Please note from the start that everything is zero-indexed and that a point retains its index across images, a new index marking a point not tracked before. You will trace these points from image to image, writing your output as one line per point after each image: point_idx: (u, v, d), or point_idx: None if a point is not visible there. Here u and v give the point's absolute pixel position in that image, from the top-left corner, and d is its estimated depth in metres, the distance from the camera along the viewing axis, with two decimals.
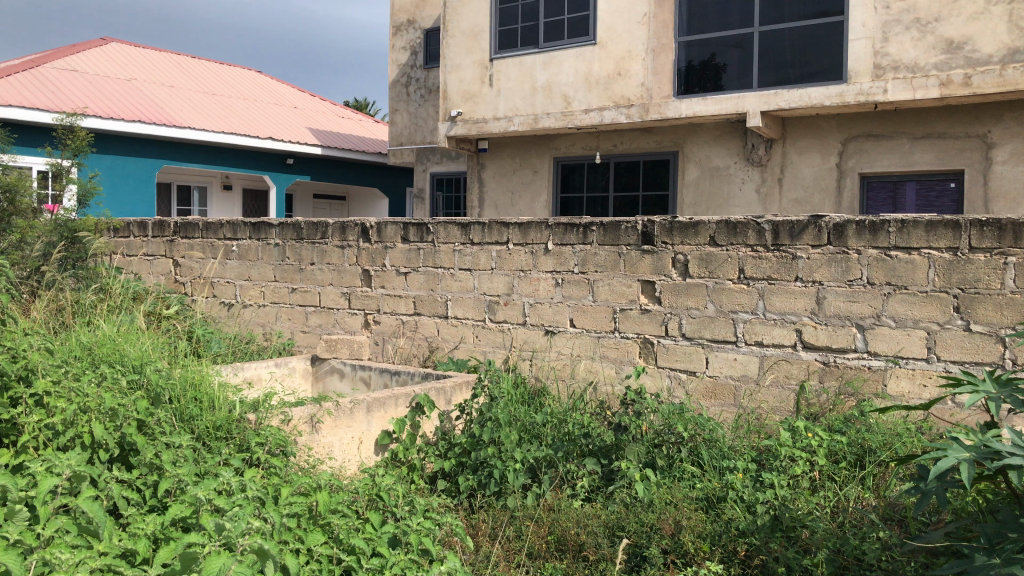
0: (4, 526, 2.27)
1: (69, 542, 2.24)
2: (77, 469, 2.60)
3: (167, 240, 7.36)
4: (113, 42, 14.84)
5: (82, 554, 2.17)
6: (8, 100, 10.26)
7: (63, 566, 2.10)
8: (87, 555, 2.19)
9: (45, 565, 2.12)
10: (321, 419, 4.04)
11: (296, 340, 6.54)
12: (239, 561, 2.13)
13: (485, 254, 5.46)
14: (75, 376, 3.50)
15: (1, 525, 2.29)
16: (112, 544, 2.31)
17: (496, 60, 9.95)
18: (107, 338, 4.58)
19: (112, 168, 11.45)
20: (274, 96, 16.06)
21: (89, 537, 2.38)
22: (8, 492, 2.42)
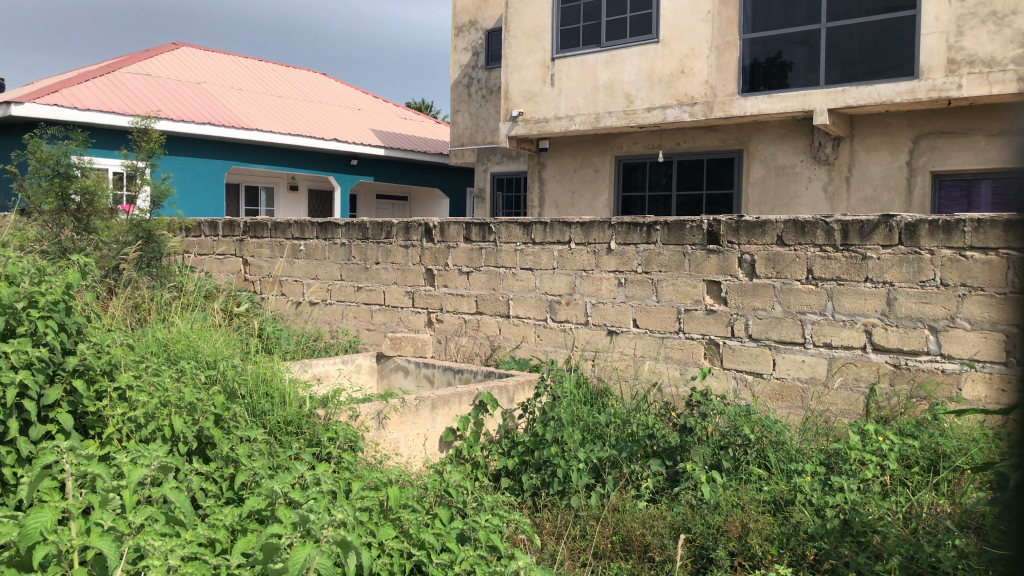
0: (97, 511, 2.35)
1: (159, 530, 2.32)
2: (163, 461, 2.70)
3: (237, 240, 7.55)
4: (185, 46, 15.24)
5: (173, 542, 2.24)
6: (86, 104, 10.63)
7: (156, 552, 2.16)
8: (177, 544, 2.26)
9: (138, 551, 2.18)
10: (388, 416, 4.11)
11: (361, 338, 6.64)
12: (323, 552, 2.19)
13: (547, 254, 5.47)
14: (154, 372, 3.62)
15: (96, 511, 2.36)
16: (197, 533, 2.40)
17: (557, 59, 9.94)
18: (182, 335, 4.72)
19: (184, 169, 11.76)
20: (338, 98, 16.32)
21: (175, 525, 2.46)
22: (101, 481, 2.49)
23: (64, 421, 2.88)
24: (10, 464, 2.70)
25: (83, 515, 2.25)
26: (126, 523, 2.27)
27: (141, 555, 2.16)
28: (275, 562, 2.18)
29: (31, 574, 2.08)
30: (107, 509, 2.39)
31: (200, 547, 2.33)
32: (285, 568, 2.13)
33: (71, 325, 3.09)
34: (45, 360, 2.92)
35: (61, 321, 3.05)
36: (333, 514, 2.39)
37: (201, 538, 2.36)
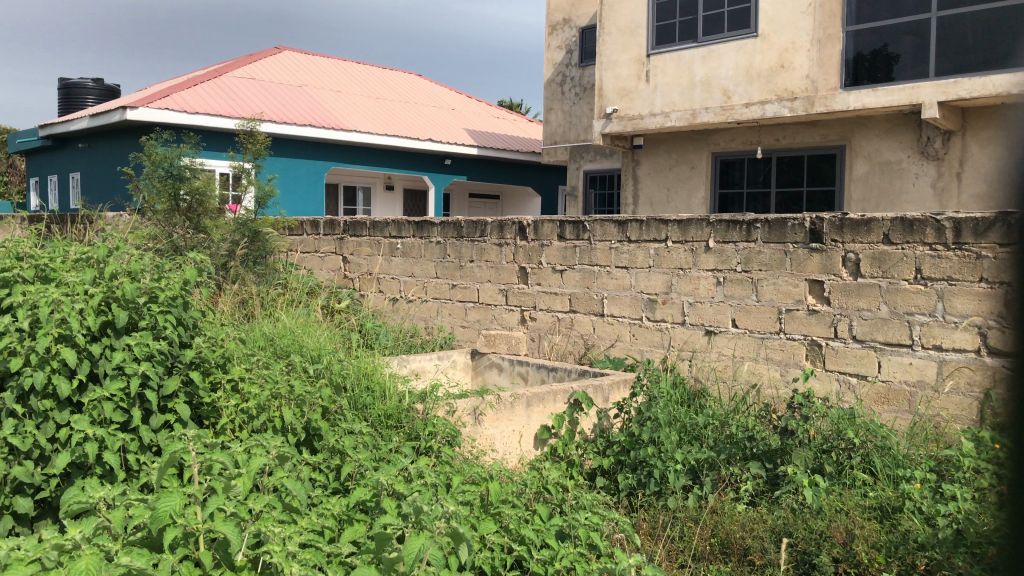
0: (221, 495, 2.44)
1: (277, 517, 2.41)
2: (282, 450, 2.81)
3: (337, 238, 7.75)
4: (286, 51, 15.71)
5: (290, 529, 2.32)
6: (195, 108, 11.09)
7: (275, 537, 2.23)
8: (294, 531, 2.33)
9: (257, 537, 2.25)
10: (484, 412, 4.16)
11: (456, 335, 6.73)
12: (436, 544, 2.23)
13: (643, 252, 5.43)
14: (263, 365, 3.77)
15: (220, 495, 2.45)
16: (311, 522, 2.48)
17: (653, 56, 9.84)
18: (288, 330, 4.88)
19: (286, 169, 12.14)
20: (432, 98, 16.57)
21: (292, 513, 2.55)
22: (226, 467, 2.60)
23: (182, 410, 3.02)
24: (133, 451, 2.85)
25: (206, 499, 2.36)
26: (246, 509, 2.37)
27: (260, 540, 2.25)
28: (387, 551, 2.24)
29: (160, 554, 2.19)
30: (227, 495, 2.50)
31: (314, 534, 2.41)
32: (396, 556, 2.18)
33: (187, 319, 3.24)
34: (165, 351, 3.07)
35: (179, 316, 3.20)
36: (442, 506, 2.45)
37: (314, 526, 2.45)
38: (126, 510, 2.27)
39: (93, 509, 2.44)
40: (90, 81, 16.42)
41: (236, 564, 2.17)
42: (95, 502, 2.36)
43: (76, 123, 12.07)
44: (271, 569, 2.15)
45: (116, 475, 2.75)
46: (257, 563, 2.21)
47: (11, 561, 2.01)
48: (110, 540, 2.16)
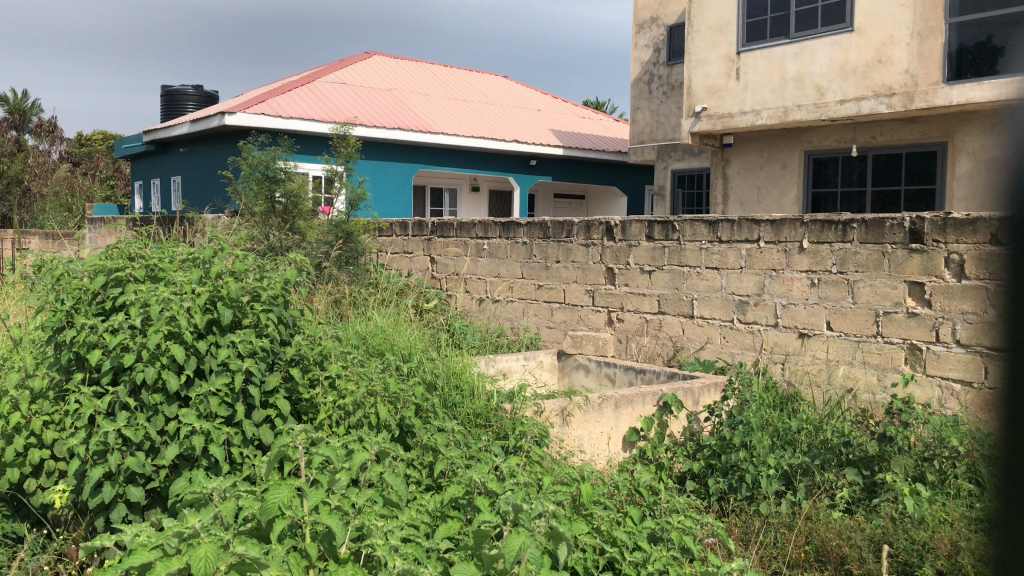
0: (326, 488, 2.51)
1: (379, 511, 2.46)
2: (382, 446, 2.87)
3: (425, 239, 7.87)
4: (376, 55, 16.02)
5: (391, 523, 2.36)
6: (290, 113, 11.42)
7: (378, 531, 2.28)
8: (396, 525, 2.38)
9: (361, 529, 2.31)
10: (572, 413, 4.15)
11: (542, 335, 6.75)
12: (536, 543, 2.23)
13: (734, 253, 5.34)
14: (358, 362, 3.87)
15: (326, 489, 2.52)
16: (412, 517, 2.53)
17: (744, 53, 9.66)
18: (379, 328, 4.98)
19: (376, 172, 12.38)
20: (518, 99, 16.65)
21: (392, 507, 2.60)
22: (330, 461, 2.67)
23: (283, 406, 3.12)
24: (237, 444, 2.97)
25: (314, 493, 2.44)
26: (350, 502, 2.43)
27: (364, 533, 2.31)
28: (488, 549, 2.26)
29: (270, 544, 2.27)
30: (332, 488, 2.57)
31: (414, 529, 2.46)
32: (497, 553, 2.21)
33: (287, 318, 3.35)
34: (267, 349, 3.18)
35: (280, 314, 3.31)
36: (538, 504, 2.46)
37: (415, 521, 2.50)
38: (238, 501, 2.34)
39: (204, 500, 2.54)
40: (190, 88, 17.05)
41: (340, 556, 2.24)
42: (208, 493, 2.45)
43: (177, 128, 12.57)
44: (376, 561, 2.20)
45: (222, 467, 2.86)
46: (360, 554, 2.27)
47: (136, 546, 2.11)
48: (225, 529, 2.24)
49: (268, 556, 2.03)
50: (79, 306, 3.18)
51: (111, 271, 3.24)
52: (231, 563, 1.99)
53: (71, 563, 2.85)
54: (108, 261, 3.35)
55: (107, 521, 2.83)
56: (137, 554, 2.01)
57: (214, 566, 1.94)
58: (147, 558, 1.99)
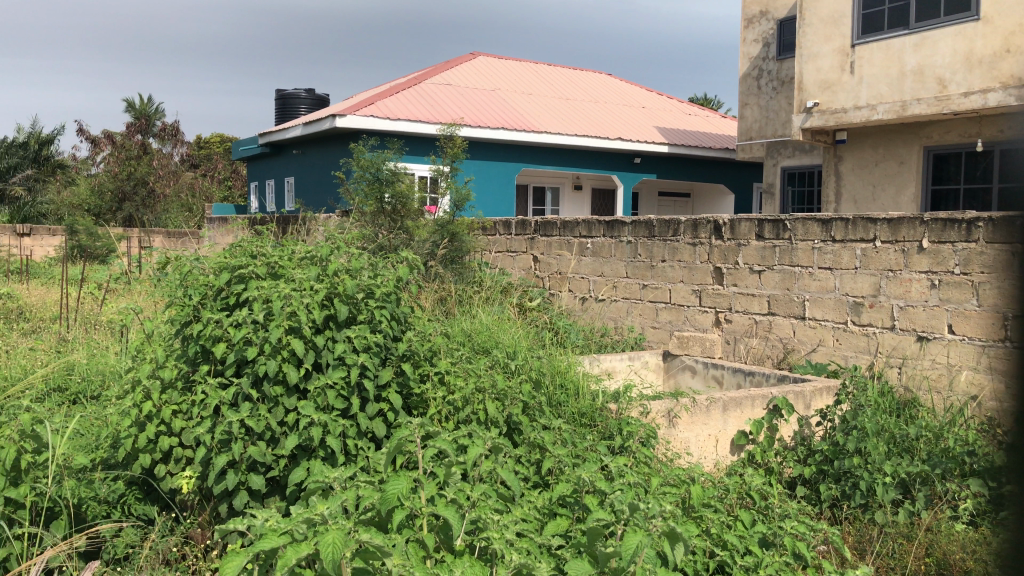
0: (442, 483, 2.56)
1: (493, 505, 2.49)
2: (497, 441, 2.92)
3: (529, 237, 7.91)
4: (481, 56, 16.19)
5: (505, 519, 2.39)
6: (397, 115, 11.68)
7: (493, 525, 2.31)
8: (510, 521, 2.40)
9: (476, 523, 2.34)
10: (679, 414, 4.11)
11: (647, 336, 6.69)
12: (651, 544, 2.21)
13: (848, 252, 5.17)
14: (466, 360, 3.93)
15: (441, 483, 2.57)
16: (525, 512, 2.56)
17: (859, 45, 9.32)
18: (485, 326, 5.04)
19: (480, 171, 12.52)
20: (623, 97, 16.52)
21: (505, 502, 2.63)
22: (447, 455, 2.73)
23: (395, 400, 3.20)
24: (352, 437, 3.06)
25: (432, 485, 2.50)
26: (465, 496, 2.46)
27: (479, 526, 2.34)
28: (603, 546, 2.24)
29: (389, 534, 2.33)
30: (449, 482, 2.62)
31: (528, 525, 2.47)
32: (614, 551, 2.19)
33: (400, 314, 3.43)
34: (381, 344, 3.27)
35: (393, 310, 3.40)
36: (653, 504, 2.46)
37: (528, 516, 2.51)
38: (358, 490, 2.40)
39: (323, 489, 2.63)
40: (303, 91, 17.63)
41: (456, 548, 2.28)
42: (330, 483, 2.54)
43: (291, 131, 13.03)
44: (492, 554, 2.23)
45: (338, 458, 2.96)
46: (475, 547, 2.30)
47: (266, 532, 2.20)
48: (347, 517, 2.30)
49: (390, 543, 2.09)
50: (206, 301, 3.35)
51: (235, 268, 3.40)
52: (356, 550, 2.04)
53: (197, 546, 3.00)
54: (233, 258, 3.51)
55: (230, 507, 2.98)
56: (267, 539, 2.09)
57: (340, 553, 1.99)
58: (276, 543, 2.06)
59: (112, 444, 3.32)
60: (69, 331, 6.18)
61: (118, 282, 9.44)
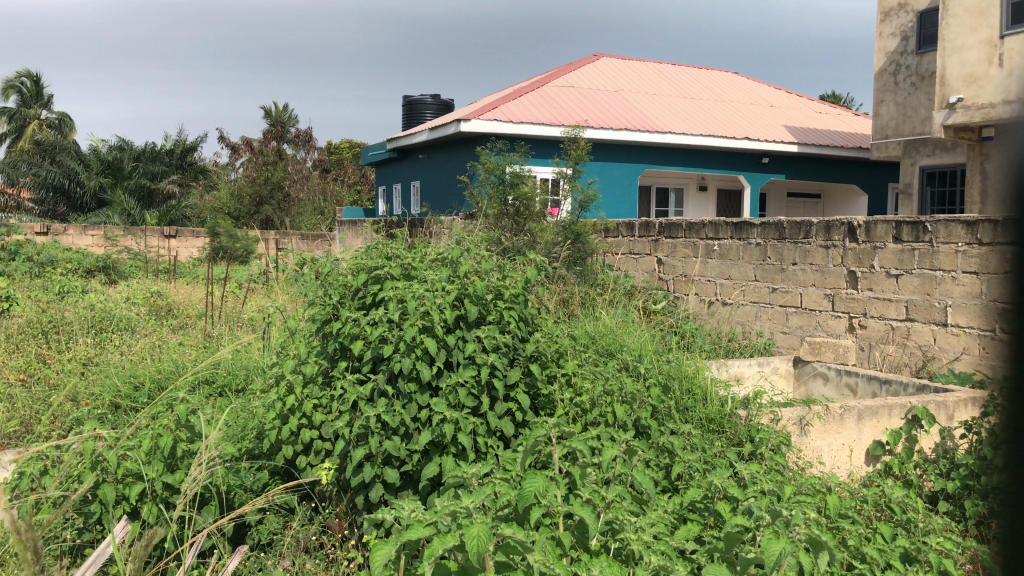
0: (575, 484, 2.58)
1: (628, 507, 2.49)
2: (632, 443, 2.94)
3: (653, 240, 7.84)
4: (604, 57, 16.14)
5: (642, 521, 2.38)
6: (521, 118, 11.80)
7: (630, 527, 2.31)
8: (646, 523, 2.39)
9: (612, 524, 2.35)
10: (811, 422, 4.00)
11: (776, 341, 6.50)
12: (793, 553, 2.16)
13: (997, 256, 4.88)
14: (593, 363, 3.93)
15: (574, 484, 2.60)
16: (659, 515, 2.55)
17: (1008, 36, 8.83)
18: (610, 329, 5.02)
19: (603, 173, 12.50)
20: (750, 96, 16.13)
21: (639, 504, 2.63)
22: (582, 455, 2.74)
23: (523, 400, 3.25)
24: (482, 434, 3.13)
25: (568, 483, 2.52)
26: (600, 496, 2.47)
27: (615, 527, 2.35)
28: (743, 551, 2.21)
29: (526, 530, 2.38)
30: (583, 482, 2.64)
31: (665, 527, 2.46)
32: (756, 555, 2.16)
33: (528, 316, 3.47)
34: (509, 344, 3.32)
35: (521, 311, 3.45)
36: (794, 511, 2.41)
37: (662, 519, 2.50)
38: (497, 486, 2.45)
39: (459, 485, 2.70)
40: (428, 97, 18.05)
41: (591, 548, 2.30)
42: (468, 478, 2.61)
43: (418, 136, 13.35)
44: (630, 554, 2.23)
45: (469, 455, 3.02)
46: (612, 549, 2.31)
47: (412, 522, 2.27)
48: (487, 512, 2.35)
49: (532, 538, 2.12)
50: (344, 300, 3.50)
51: (371, 269, 3.53)
52: (498, 545, 2.10)
53: (334, 535, 3.13)
54: (369, 260, 3.64)
55: (366, 499, 3.08)
56: (414, 529, 2.16)
57: (486, 545, 2.01)
58: (424, 533, 2.12)
59: (258, 436, 3.50)
60: (214, 328, 6.52)
61: (256, 283, 9.88)
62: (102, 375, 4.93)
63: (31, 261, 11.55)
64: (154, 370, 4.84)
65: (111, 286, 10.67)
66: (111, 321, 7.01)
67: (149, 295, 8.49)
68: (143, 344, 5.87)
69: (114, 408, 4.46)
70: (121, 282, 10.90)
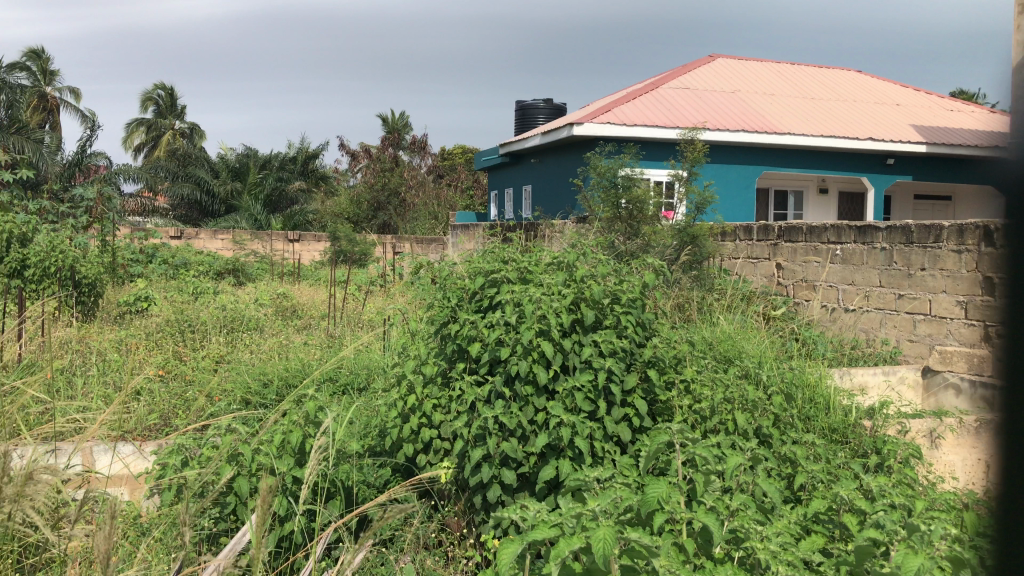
0: (699, 490, 2.57)
1: (753, 516, 2.46)
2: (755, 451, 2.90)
3: (771, 244, 7.65)
4: (720, 58, 15.84)
5: (769, 530, 2.35)
6: (635, 121, 11.73)
7: (756, 536, 2.28)
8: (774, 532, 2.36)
9: (736, 533, 2.32)
10: (942, 435, 3.92)
11: (902, 349, 6.18)
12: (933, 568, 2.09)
13: None
14: (712, 369, 3.88)
15: (698, 490, 2.58)
16: (785, 525, 2.50)
17: None
18: (727, 335, 4.93)
19: (719, 176, 12.28)
20: (874, 94, 15.52)
21: (763, 513, 2.59)
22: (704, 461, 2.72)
23: (641, 406, 3.24)
24: (599, 439, 3.13)
25: (692, 489, 2.52)
26: (724, 504, 2.46)
27: (740, 536, 2.32)
28: (876, 565, 2.15)
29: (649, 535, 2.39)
30: (706, 490, 2.62)
31: (793, 537, 2.42)
32: (891, 569, 2.10)
33: (646, 321, 3.45)
34: (626, 349, 3.32)
35: (639, 316, 3.43)
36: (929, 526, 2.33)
37: (788, 529, 2.46)
38: (620, 490, 2.47)
39: (580, 488, 2.73)
40: (541, 102, 18.13)
41: (716, 556, 2.28)
42: (590, 482, 2.64)
43: (531, 140, 13.45)
44: (756, 563, 2.21)
45: (586, 459, 3.04)
46: (737, 557, 2.29)
47: (537, 522, 2.32)
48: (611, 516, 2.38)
49: (658, 543, 2.14)
50: (462, 303, 3.57)
51: (488, 273, 3.59)
52: (623, 548, 2.13)
53: (453, 534, 3.20)
54: (486, 264, 3.70)
55: (485, 499, 3.14)
56: (540, 529, 2.20)
57: (613, 548, 2.04)
58: (550, 534, 2.16)
59: (380, 434, 3.61)
60: (336, 328, 6.76)
61: (375, 286, 10.18)
62: (234, 372, 5.20)
63: (167, 263, 12.25)
64: (282, 368, 5.06)
65: (240, 287, 11.20)
66: (241, 321, 7.37)
67: (275, 296, 8.88)
68: (270, 343, 6.16)
69: (245, 403, 4.69)
70: (248, 284, 11.43)
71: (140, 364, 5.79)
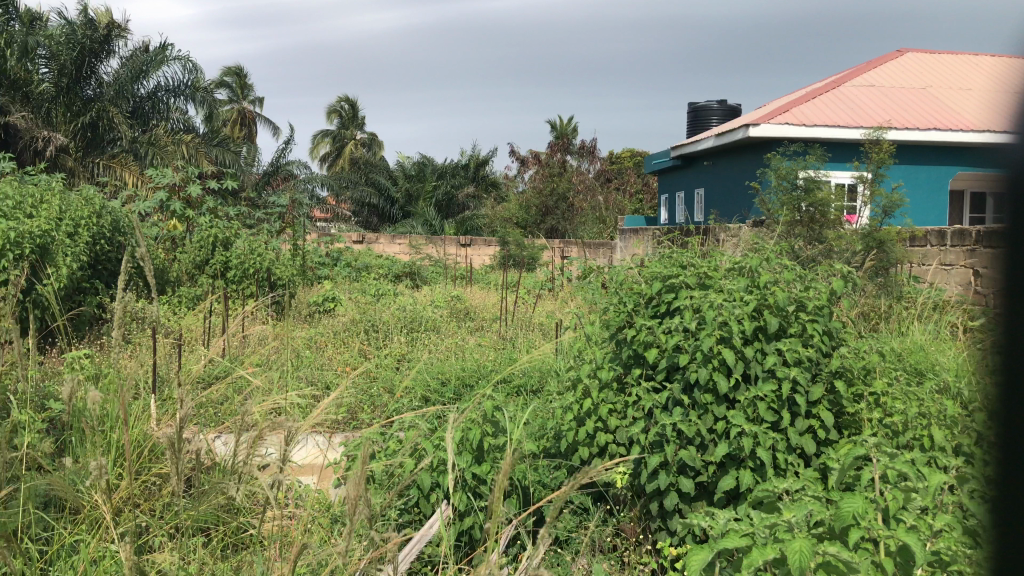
0: (898, 510, 2.46)
1: (959, 539, 2.33)
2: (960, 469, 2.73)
3: (968, 249, 7.14)
4: (909, 52, 14.94)
5: (977, 554, 2.23)
6: (815, 121, 11.27)
7: (962, 560, 2.17)
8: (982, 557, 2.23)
9: (940, 555, 2.23)
10: None
11: None
12: None
13: None
14: (905, 382, 3.68)
15: (896, 509, 2.48)
16: None
17: None
18: (919, 346, 4.67)
19: (908, 177, 11.58)
20: None
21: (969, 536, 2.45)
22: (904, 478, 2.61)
23: (827, 418, 3.12)
24: (782, 450, 3.05)
25: (888, 506, 2.44)
26: (926, 523, 2.38)
27: (944, 559, 2.22)
28: None
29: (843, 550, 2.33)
30: (905, 508, 2.51)
31: None
32: None
33: (834, 330, 3.32)
34: (813, 359, 3.20)
35: (826, 325, 3.30)
36: None
37: None
38: (813, 504, 2.43)
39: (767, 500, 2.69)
40: (715, 103, 17.78)
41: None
42: (779, 493, 2.60)
43: (704, 143, 13.20)
44: None
45: (768, 471, 2.98)
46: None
47: (726, 531, 2.35)
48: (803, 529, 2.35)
49: (856, 559, 2.11)
50: (639, 308, 3.56)
51: (666, 278, 3.58)
52: (819, 562, 2.13)
53: (629, 539, 3.21)
54: (664, 268, 3.67)
55: (662, 507, 3.14)
56: (730, 538, 2.25)
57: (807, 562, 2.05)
58: (740, 543, 2.19)
59: (555, 436, 3.66)
60: (509, 331, 6.90)
61: (545, 290, 10.30)
62: (415, 371, 5.44)
63: (350, 266, 12.92)
64: (459, 368, 5.24)
65: (417, 290, 11.64)
66: (421, 322, 7.69)
67: (450, 298, 9.18)
68: (447, 343, 6.39)
69: (426, 401, 4.89)
70: (426, 287, 11.85)
71: (329, 362, 6.17)
